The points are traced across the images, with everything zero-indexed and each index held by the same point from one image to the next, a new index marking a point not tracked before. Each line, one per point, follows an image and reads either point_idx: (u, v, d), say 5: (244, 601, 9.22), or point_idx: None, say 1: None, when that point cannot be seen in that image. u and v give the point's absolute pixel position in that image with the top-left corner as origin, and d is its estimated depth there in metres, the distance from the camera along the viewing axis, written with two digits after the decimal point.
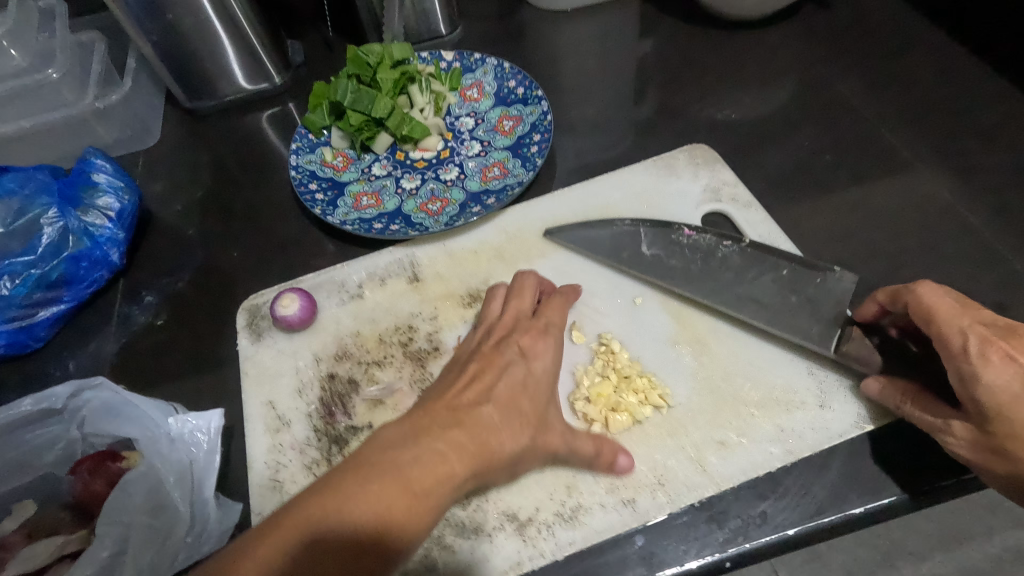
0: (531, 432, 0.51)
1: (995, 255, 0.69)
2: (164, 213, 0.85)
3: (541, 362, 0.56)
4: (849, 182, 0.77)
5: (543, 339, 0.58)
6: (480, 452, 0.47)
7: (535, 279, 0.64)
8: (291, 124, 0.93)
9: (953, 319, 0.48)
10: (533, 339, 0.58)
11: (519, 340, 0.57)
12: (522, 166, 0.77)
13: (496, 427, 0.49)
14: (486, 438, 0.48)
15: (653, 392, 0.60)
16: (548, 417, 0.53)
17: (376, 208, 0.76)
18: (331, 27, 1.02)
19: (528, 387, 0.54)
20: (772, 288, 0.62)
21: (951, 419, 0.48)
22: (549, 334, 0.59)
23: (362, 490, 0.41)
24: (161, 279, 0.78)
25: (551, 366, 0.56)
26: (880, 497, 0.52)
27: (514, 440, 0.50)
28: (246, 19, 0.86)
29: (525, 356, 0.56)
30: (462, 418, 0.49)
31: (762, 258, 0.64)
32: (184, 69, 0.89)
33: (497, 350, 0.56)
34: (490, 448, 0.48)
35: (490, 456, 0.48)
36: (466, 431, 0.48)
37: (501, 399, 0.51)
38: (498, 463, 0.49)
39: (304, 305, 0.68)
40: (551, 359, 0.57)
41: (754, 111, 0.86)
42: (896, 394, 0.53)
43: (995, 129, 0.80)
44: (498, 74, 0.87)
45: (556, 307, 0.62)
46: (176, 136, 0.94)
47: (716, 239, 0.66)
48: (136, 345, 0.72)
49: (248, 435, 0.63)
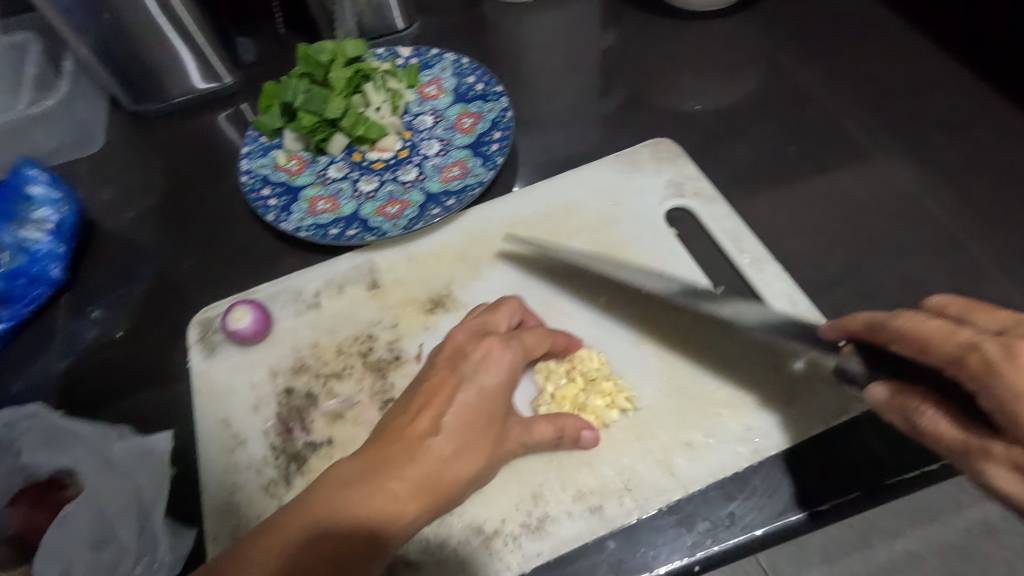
0: (487, 449, 0.48)
1: (957, 242, 0.69)
2: (111, 223, 0.81)
3: (490, 375, 0.51)
4: (813, 172, 0.77)
5: (501, 347, 0.53)
6: (433, 483, 0.45)
7: (516, 303, 0.60)
8: (245, 124, 0.89)
9: (950, 336, 0.37)
10: (493, 348, 0.53)
11: (483, 346, 0.53)
12: (482, 165, 0.75)
13: (452, 449, 0.46)
14: (439, 472, 0.45)
15: (620, 395, 0.59)
16: (507, 429, 0.51)
17: (332, 212, 0.73)
18: (283, 23, 0.98)
19: (485, 403, 0.49)
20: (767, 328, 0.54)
21: (992, 447, 0.35)
22: (510, 345, 0.54)
23: (311, 530, 0.41)
24: (108, 293, 0.74)
25: (506, 372, 0.52)
26: (847, 492, 0.51)
27: (469, 465, 0.47)
28: (189, 16, 0.82)
29: (483, 365, 0.51)
30: (414, 449, 0.45)
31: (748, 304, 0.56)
32: (126, 71, 0.84)
33: (453, 370, 0.51)
34: (444, 480, 0.45)
35: (444, 487, 0.45)
36: (419, 465, 0.45)
37: (454, 427, 0.47)
38: (453, 492, 0.46)
39: (258, 317, 0.66)
40: (506, 368, 0.52)
41: (719, 102, 0.85)
42: (905, 411, 0.40)
43: (954, 115, 0.80)
44: (456, 70, 0.85)
45: (537, 335, 0.57)
46: (123, 141, 0.90)
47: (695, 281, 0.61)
48: (82, 364, 0.69)
49: (200, 456, 0.60)
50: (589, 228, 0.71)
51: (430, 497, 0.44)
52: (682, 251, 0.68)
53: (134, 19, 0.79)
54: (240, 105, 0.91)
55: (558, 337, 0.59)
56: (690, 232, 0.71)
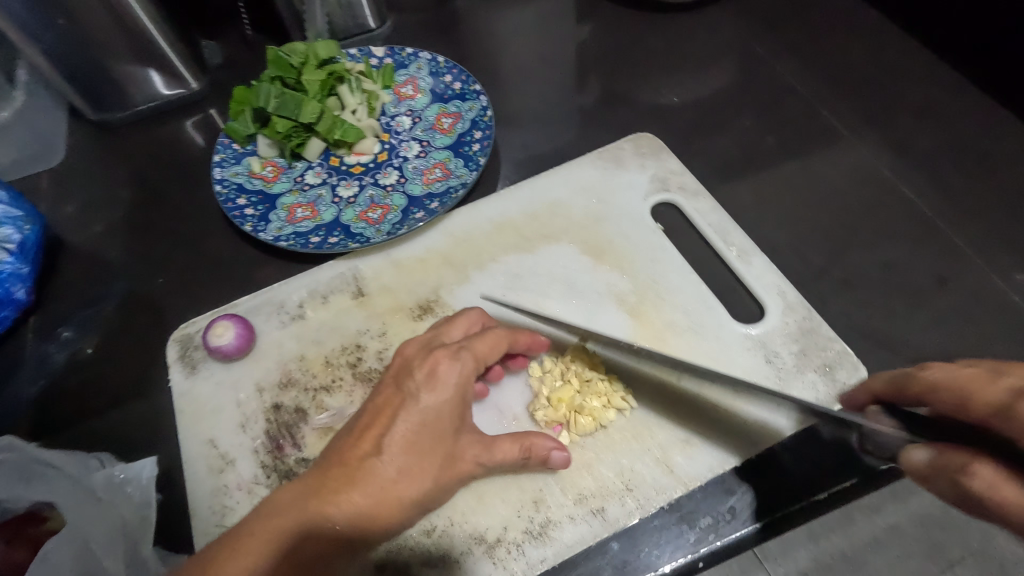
0: (435, 469, 0.47)
1: (934, 227, 0.71)
2: (77, 238, 0.78)
3: (434, 394, 0.49)
4: (792, 162, 0.77)
5: (448, 360, 0.51)
6: (372, 506, 0.45)
7: (478, 313, 0.58)
8: (215, 130, 0.86)
9: (988, 388, 0.42)
10: (440, 362, 0.51)
11: (428, 363, 0.51)
12: (464, 166, 0.74)
13: (394, 471, 0.46)
14: (384, 489, 0.46)
15: (615, 395, 0.58)
16: (460, 448, 0.49)
17: (312, 219, 0.71)
18: (250, 24, 0.95)
19: (434, 420, 0.48)
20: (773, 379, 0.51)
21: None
22: (459, 357, 0.51)
23: (235, 561, 0.42)
24: (78, 312, 0.71)
25: (454, 388, 0.50)
26: (843, 479, 0.53)
27: (414, 486, 0.46)
28: (150, 19, 0.78)
29: (428, 382, 0.50)
30: (355, 472, 0.46)
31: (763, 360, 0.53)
32: (86, 78, 0.81)
33: (398, 389, 0.50)
34: (387, 502, 0.46)
35: (383, 511, 0.46)
36: (359, 490, 0.45)
37: (398, 445, 0.47)
38: (402, 512, 0.46)
39: (240, 332, 0.63)
40: (454, 383, 0.50)
41: (696, 94, 0.85)
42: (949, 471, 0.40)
43: (924, 101, 0.82)
44: (432, 69, 0.83)
45: (491, 342, 0.54)
46: (86, 151, 0.86)
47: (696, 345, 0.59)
48: (54, 388, 0.66)
49: (188, 479, 0.58)
50: (575, 227, 0.71)
51: (368, 521, 0.45)
52: (671, 246, 0.68)
53: (92, 25, 0.75)
54: (208, 111, 0.88)
55: (518, 338, 0.57)
56: (677, 227, 0.71)
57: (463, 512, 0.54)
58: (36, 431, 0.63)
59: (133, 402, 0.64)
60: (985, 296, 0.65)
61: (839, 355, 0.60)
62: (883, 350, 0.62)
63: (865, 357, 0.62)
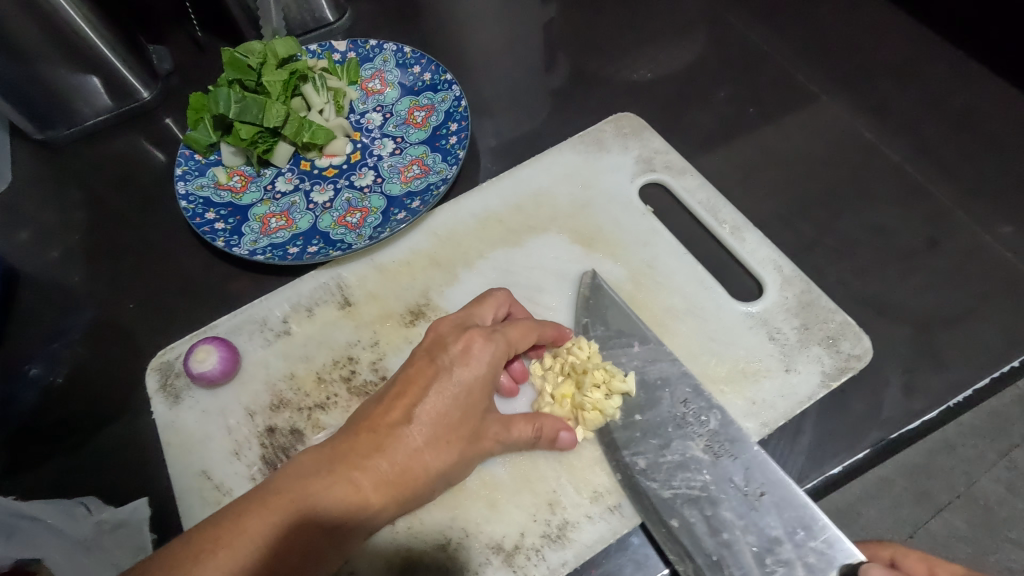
0: (461, 444, 0.46)
1: (921, 188, 0.70)
2: (34, 268, 0.73)
3: (468, 370, 0.47)
4: (774, 132, 0.76)
5: (483, 340, 0.48)
6: (394, 475, 0.44)
7: (504, 296, 0.55)
8: (173, 141, 0.81)
9: None
10: (475, 341, 0.48)
11: (463, 339, 0.48)
12: (443, 160, 0.71)
13: (421, 441, 0.45)
14: (409, 462, 0.44)
15: (614, 381, 0.55)
16: (484, 426, 0.48)
17: (288, 229, 0.67)
18: (199, 25, 0.90)
19: (468, 396, 0.47)
20: (781, 527, 0.48)
21: None
22: (494, 338, 0.49)
23: (261, 524, 0.39)
24: (44, 347, 0.67)
25: (487, 372, 0.48)
26: (855, 453, 0.54)
27: (439, 457, 0.45)
28: (90, 27, 0.73)
29: (462, 360, 0.47)
30: (384, 441, 0.44)
31: (791, 499, 0.48)
32: (28, 98, 0.75)
33: (430, 362, 0.47)
34: (413, 472, 0.44)
35: (406, 482, 0.44)
36: (387, 457, 0.44)
37: (430, 419, 0.45)
38: (425, 484, 0.45)
39: (224, 356, 0.60)
40: (487, 363, 0.48)
41: (671, 68, 0.83)
42: None
43: (897, 61, 0.81)
44: (399, 60, 0.79)
45: (522, 328, 0.52)
46: (35, 174, 0.81)
47: (719, 453, 0.51)
48: (28, 431, 0.62)
49: (184, 513, 0.56)
50: (562, 216, 0.68)
51: (391, 492, 0.43)
52: (661, 227, 0.67)
53: (29, 38, 0.69)
54: (163, 120, 0.83)
55: (546, 330, 0.55)
56: (666, 207, 0.70)
57: (477, 522, 0.53)
58: (13, 480, 0.59)
59: (115, 440, 0.60)
60: (976, 254, 0.65)
61: (841, 326, 0.59)
62: (883, 315, 0.61)
63: (867, 324, 0.61)
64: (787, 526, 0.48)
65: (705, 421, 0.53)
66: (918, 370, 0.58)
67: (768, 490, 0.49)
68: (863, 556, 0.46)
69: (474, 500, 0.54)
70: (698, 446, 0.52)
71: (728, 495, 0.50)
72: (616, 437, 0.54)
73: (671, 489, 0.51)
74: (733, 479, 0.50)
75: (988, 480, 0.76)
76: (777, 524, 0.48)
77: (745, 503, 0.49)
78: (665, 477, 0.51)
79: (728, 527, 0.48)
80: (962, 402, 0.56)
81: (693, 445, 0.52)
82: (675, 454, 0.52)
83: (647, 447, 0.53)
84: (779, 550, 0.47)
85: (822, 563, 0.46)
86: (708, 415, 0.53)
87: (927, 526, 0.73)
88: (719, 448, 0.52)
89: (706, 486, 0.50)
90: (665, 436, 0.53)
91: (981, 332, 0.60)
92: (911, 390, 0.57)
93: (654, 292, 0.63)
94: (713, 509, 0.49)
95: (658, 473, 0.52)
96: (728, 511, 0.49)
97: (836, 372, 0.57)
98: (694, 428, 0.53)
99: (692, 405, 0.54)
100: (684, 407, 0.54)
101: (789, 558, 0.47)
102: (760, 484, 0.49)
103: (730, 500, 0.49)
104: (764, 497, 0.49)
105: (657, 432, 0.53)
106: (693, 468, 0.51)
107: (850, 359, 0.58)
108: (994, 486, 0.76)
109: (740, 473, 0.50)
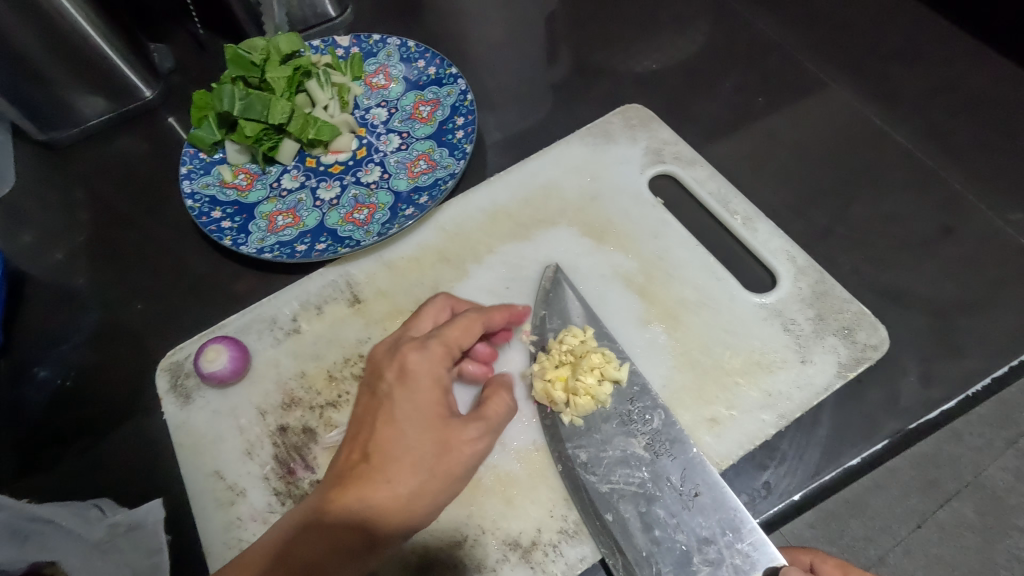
0: (429, 459, 0.44)
1: (934, 176, 0.69)
2: (39, 271, 0.72)
3: (409, 389, 0.46)
4: (783, 122, 0.75)
5: (416, 352, 0.47)
6: (373, 508, 0.43)
7: (444, 300, 0.55)
8: (176, 140, 0.80)
9: None
10: (407, 357, 0.47)
11: (397, 361, 0.47)
12: (450, 155, 0.70)
13: (386, 465, 0.44)
14: (378, 493, 0.43)
15: (609, 366, 0.55)
16: (451, 431, 0.46)
17: (296, 226, 0.67)
18: (201, 23, 0.89)
19: (417, 409, 0.45)
20: (711, 527, 0.49)
21: None
22: (427, 347, 0.48)
23: None
24: (53, 350, 0.67)
25: (428, 381, 0.46)
26: (873, 444, 0.54)
27: (408, 480, 0.44)
28: (93, 26, 0.72)
29: (400, 381, 0.46)
30: (349, 478, 0.44)
31: (720, 503, 0.50)
32: (30, 99, 0.74)
33: (372, 395, 0.47)
34: (387, 500, 0.43)
35: (384, 514, 0.43)
36: (355, 496, 0.43)
37: (385, 447, 0.44)
38: (405, 511, 0.43)
39: (234, 355, 0.60)
40: (425, 374, 0.46)
41: (676, 59, 0.82)
42: None
43: (906, 47, 0.80)
44: (404, 55, 0.78)
45: (462, 325, 0.50)
46: (38, 176, 0.80)
47: (652, 452, 0.52)
48: (38, 434, 0.61)
49: (197, 515, 0.55)
50: (572, 209, 0.68)
51: (369, 530, 0.43)
52: (672, 219, 0.66)
53: (32, 38, 0.69)
54: (165, 120, 0.82)
55: (491, 316, 0.53)
56: (675, 198, 0.69)
57: (493, 518, 0.53)
58: (26, 484, 0.59)
59: (128, 442, 0.60)
60: (989, 240, 0.64)
61: (857, 316, 0.59)
62: (898, 304, 0.61)
63: (884, 314, 0.60)
64: (717, 527, 0.49)
65: (649, 420, 0.54)
66: (936, 359, 0.57)
67: (700, 492, 0.50)
68: (784, 560, 0.48)
69: (491, 497, 0.54)
70: (628, 443, 0.52)
71: (665, 493, 0.50)
72: (560, 429, 0.55)
73: (609, 484, 0.51)
74: (671, 480, 0.51)
75: (996, 469, 0.75)
76: (708, 525, 0.49)
77: (679, 502, 0.50)
78: (605, 472, 0.52)
79: (661, 525, 0.49)
80: (980, 391, 0.56)
81: (633, 443, 0.53)
82: (616, 450, 0.52)
83: (589, 442, 0.53)
84: (707, 550, 0.48)
85: (746, 564, 0.48)
86: (652, 414, 0.54)
87: (934, 515, 0.72)
88: (658, 449, 0.52)
89: (644, 483, 0.51)
90: (608, 432, 0.53)
91: (997, 320, 0.59)
92: (929, 379, 0.57)
93: (668, 283, 0.62)
94: (648, 506, 0.50)
95: (599, 467, 0.52)
96: (663, 508, 0.50)
97: (853, 362, 0.57)
98: (637, 425, 0.53)
99: (637, 403, 0.54)
100: (629, 404, 0.54)
101: (715, 556, 0.48)
102: (695, 484, 0.50)
103: (665, 500, 0.50)
104: (698, 498, 0.50)
105: (601, 428, 0.54)
106: (633, 465, 0.51)
107: (867, 349, 0.57)
108: (1002, 474, 0.75)
109: (677, 473, 0.51)
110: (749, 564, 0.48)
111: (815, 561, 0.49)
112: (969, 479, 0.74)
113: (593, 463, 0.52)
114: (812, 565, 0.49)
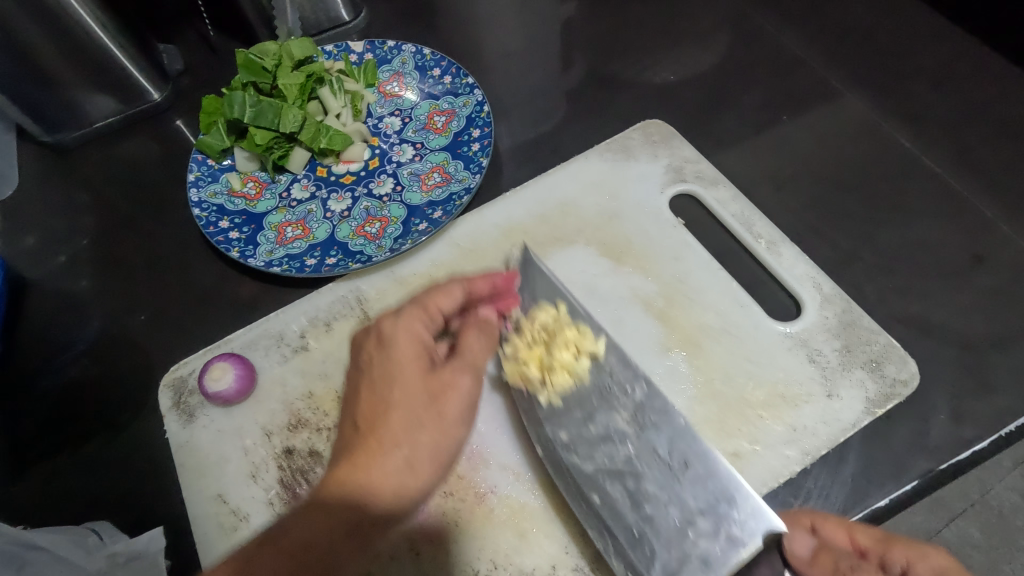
0: (421, 407, 0.45)
1: (961, 200, 0.67)
2: (41, 276, 0.71)
3: (387, 349, 0.47)
4: (806, 139, 0.73)
5: (390, 317, 0.49)
6: (374, 469, 0.43)
7: None
8: (183, 144, 0.78)
9: None
10: (383, 324, 0.48)
11: (374, 331, 0.48)
12: (465, 168, 0.68)
13: (380, 427, 0.44)
14: (373, 453, 0.43)
15: (584, 341, 0.55)
16: (438, 379, 0.46)
17: (305, 239, 0.65)
18: (212, 24, 0.87)
19: (399, 367, 0.46)
20: (705, 494, 0.48)
21: None
22: (401, 311, 0.49)
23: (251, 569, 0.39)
24: (52, 360, 0.65)
25: (405, 339, 0.47)
26: (902, 484, 0.52)
27: (402, 433, 0.44)
28: (97, 23, 0.69)
29: (379, 345, 0.47)
30: (350, 449, 0.44)
31: (712, 471, 0.48)
32: (31, 98, 0.72)
33: (359, 368, 0.48)
34: (381, 458, 0.43)
35: (386, 472, 0.43)
36: (353, 462, 0.43)
37: (370, 407, 0.45)
38: (399, 464, 0.43)
39: (239, 374, 0.58)
40: (400, 333, 0.47)
41: (695, 70, 0.80)
42: None
43: (932, 65, 0.78)
44: (419, 63, 0.76)
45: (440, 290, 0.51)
46: (40, 179, 0.78)
47: (637, 428, 0.51)
48: (34, 448, 0.59)
49: (199, 540, 0.54)
50: (590, 227, 0.66)
51: (371, 490, 0.42)
52: (694, 241, 0.64)
53: (34, 35, 0.66)
54: (173, 122, 0.80)
55: (474, 283, 0.52)
56: (696, 219, 0.67)
57: (506, 553, 0.51)
58: (23, 502, 0.57)
59: (127, 460, 0.58)
60: (1020, 270, 0.62)
61: (885, 348, 0.57)
62: (928, 337, 0.59)
63: (912, 347, 0.58)
64: (709, 498, 0.47)
65: (630, 392, 0.52)
66: (966, 396, 0.55)
67: (689, 462, 0.49)
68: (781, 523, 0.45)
69: (503, 530, 0.52)
70: (605, 416, 0.52)
71: (652, 467, 0.49)
72: (538, 410, 0.53)
73: (593, 463, 0.50)
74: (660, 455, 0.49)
75: (1002, 488, 0.74)
76: (700, 492, 0.48)
77: (668, 474, 0.49)
78: (588, 450, 0.51)
79: (650, 500, 0.48)
80: (1014, 431, 0.54)
81: (618, 420, 0.51)
82: (599, 427, 0.51)
83: (569, 420, 0.52)
84: (699, 521, 0.47)
85: (742, 533, 0.46)
86: (633, 386, 0.53)
87: (942, 534, 0.71)
88: (644, 423, 0.51)
89: (629, 458, 0.50)
90: (589, 409, 0.52)
91: None
92: (960, 417, 0.55)
93: (689, 306, 0.61)
94: (636, 483, 0.49)
95: (581, 446, 0.51)
96: (652, 483, 0.49)
97: (881, 398, 0.55)
98: (620, 399, 0.52)
99: (616, 377, 0.53)
100: (609, 377, 0.53)
101: (710, 525, 0.46)
102: (683, 455, 0.49)
103: (653, 474, 0.49)
104: (687, 469, 0.49)
105: (580, 404, 0.53)
106: (617, 441, 0.51)
107: (896, 384, 0.55)
108: (1011, 494, 0.74)
109: (663, 443, 0.50)
110: (743, 535, 0.46)
111: (816, 521, 0.44)
112: (976, 498, 0.73)
113: (580, 440, 0.51)
114: (814, 525, 0.44)
